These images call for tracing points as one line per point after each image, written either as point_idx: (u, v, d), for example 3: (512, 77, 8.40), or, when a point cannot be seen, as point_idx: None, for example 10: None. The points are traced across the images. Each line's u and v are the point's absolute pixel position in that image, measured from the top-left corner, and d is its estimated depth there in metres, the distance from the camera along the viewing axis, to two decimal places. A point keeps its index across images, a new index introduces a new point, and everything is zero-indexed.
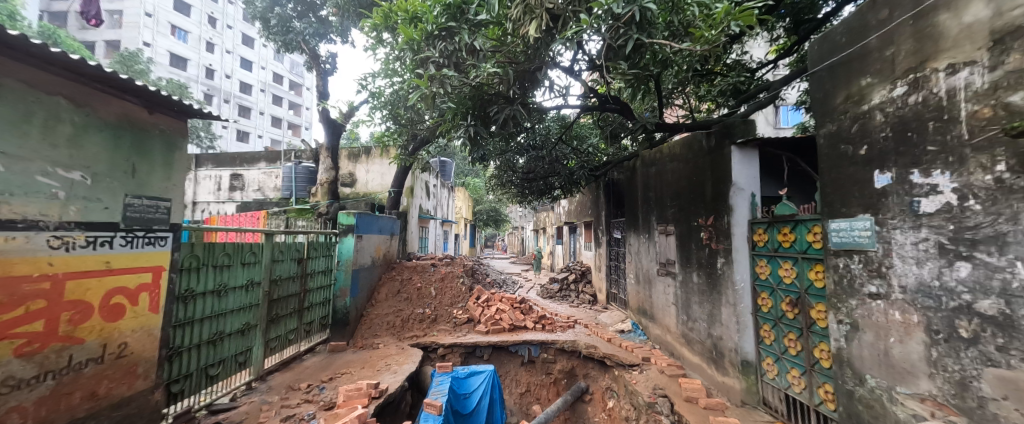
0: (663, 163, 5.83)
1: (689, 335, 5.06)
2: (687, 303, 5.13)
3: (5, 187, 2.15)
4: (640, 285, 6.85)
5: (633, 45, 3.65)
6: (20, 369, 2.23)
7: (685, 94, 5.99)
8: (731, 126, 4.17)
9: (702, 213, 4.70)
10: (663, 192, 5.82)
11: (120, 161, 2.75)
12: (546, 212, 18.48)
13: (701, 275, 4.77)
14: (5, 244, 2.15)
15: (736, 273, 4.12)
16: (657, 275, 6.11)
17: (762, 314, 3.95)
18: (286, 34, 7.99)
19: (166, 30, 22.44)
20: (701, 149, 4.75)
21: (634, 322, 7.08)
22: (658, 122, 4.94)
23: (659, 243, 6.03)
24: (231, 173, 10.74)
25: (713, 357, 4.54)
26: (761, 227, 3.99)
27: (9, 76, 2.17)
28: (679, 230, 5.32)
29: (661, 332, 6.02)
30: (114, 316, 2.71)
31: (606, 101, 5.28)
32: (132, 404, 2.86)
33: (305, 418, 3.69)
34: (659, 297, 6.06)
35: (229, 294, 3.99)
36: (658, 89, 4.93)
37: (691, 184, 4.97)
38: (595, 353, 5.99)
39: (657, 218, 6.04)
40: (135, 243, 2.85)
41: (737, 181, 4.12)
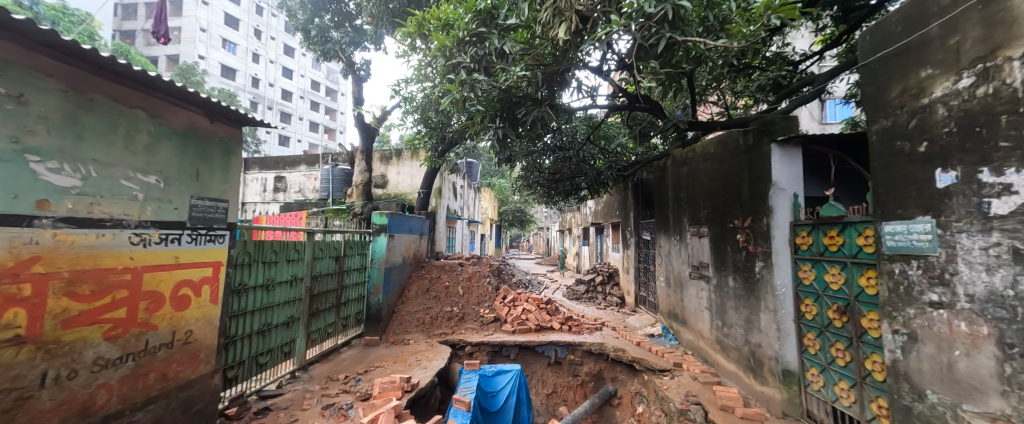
0: (695, 162, 5.66)
1: (725, 341, 4.91)
2: (722, 309, 4.98)
3: (96, 190, 2.43)
4: (671, 289, 6.69)
5: (667, 42, 3.58)
6: (107, 350, 2.52)
7: (720, 89, 5.76)
8: (772, 123, 4.02)
9: (738, 215, 4.55)
10: (695, 193, 5.66)
11: (186, 166, 3.04)
12: (572, 212, 18.42)
13: (737, 279, 4.61)
14: (96, 240, 2.44)
15: (776, 278, 3.95)
16: (689, 278, 5.96)
17: (806, 321, 3.77)
18: (325, 44, 8.44)
19: (218, 43, 24.11)
20: (737, 147, 4.60)
21: (664, 326, 6.92)
22: (690, 120, 4.80)
23: (690, 246, 5.88)
24: (275, 176, 11.46)
25: (751, 366, 4.38)
26: (805, 230, 3.80)
27: (99, 92, 2.46)
28: (713, 231, 5.17)
29: (693, 337, 5.85)
30: (182, 306, 3.00)
31: (635, 100, 5.21)
32: (195, 386, 3.16)
33: (344, 407, 3.91)
34: (691, 302, 5.90)
35: (277, 288, 4.29)
36: (691, 86, 4.78)
37: (726, 184, 4.83)
38: (624, 356, 5.93)
39: (689, 220, 5.90)
40: (199, 240, 3.14)
41: (777, 181, 3.94)
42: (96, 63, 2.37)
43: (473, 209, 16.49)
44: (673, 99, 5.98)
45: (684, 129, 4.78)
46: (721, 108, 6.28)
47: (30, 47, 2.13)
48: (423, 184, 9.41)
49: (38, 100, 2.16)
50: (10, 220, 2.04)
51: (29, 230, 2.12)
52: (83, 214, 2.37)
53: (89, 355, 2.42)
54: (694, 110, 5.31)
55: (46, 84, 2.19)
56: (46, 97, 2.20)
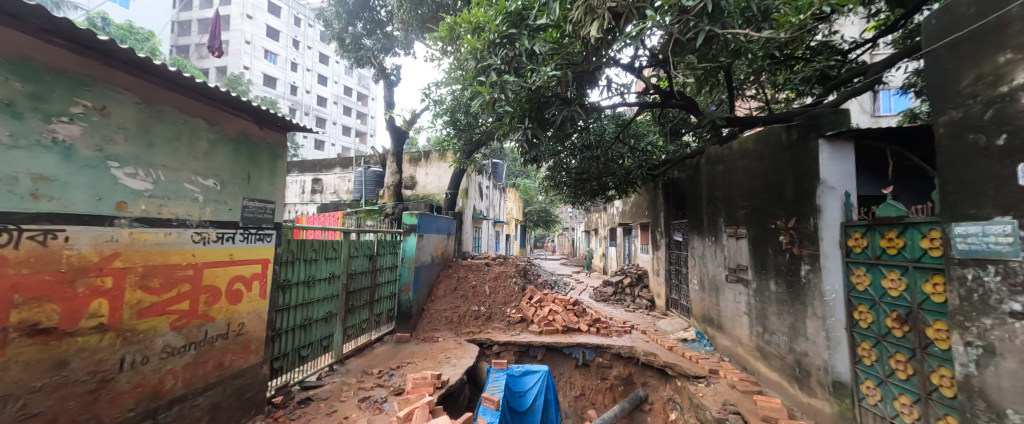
0: (732, 160, 5.44)
1: (767, 349, 4.69)
2: (763, 315, 4.76)
3: (164, 193, 2.64)
4: (705, 293, 6.46)
5: (706, 37, 3.46)
6: (173, 339, 2.74)
7: (759, 83, 5.47)
8: (819, 117, 3.80)
9: (781, 215, 4.34)
10: (732, 192, 5.44)
11: (240, 170, 3.25)
12: (599, 212, 18.15)
13: (780, 283, 4.40)
14: (164, 238, 2.66)
15: (825, 283, 3.73)
16: (726, 282, 5.73)
17: (859, 330, 3.52)
18: (358, 51, 8.76)
19: (261, 54, 25.55)
20: (779, 143, 4.38)
21: (697, 331, 6.70)
22: (729, 116, 4.61)
23: (727, 248, 5.65)
24: (312, 178, 12.01)
25: (796, 375, 4.16)
26: (858, 231, 3.55)
27: (167, 103, 2.66)
28: (752, 232, 4.95)
29: (730, 343, 5.63)
30: (235, 300, 3.23)
31: (669, 97, 5.06)
32: (246, 375, 3.37)
33: (379, 400, 4.06)
34: (727, 306, 5.68)
35: (316, 285, 4.51)
36: (729, 80, 4.60)
37: (766, 183, 4.61)
38: (655, 360, 5.80)
39: (725, 220, 5.68)
40: (250, 239, 3.36)
41: (826, 179, 3.72)
42: (165, 78, 2.57)
43: (499, 209, 16.58)
44: (709, 94, 5.76)
45: (722, 125, 4.60)
46: (760, 102, 5.99)
47: (111, 64, 2.33)
48: (451, 185, 9.57)
49: (118, 112, 2.37)
50: (95, 219, 2.26)
51: (110, 229, 2.33)
52: (154, 215, 2.59)
53: (159, 343, 2.64)
54: (732, 105, 5.08)
55: (123, 97, 2.39)
56: (124, 108, 2.40)
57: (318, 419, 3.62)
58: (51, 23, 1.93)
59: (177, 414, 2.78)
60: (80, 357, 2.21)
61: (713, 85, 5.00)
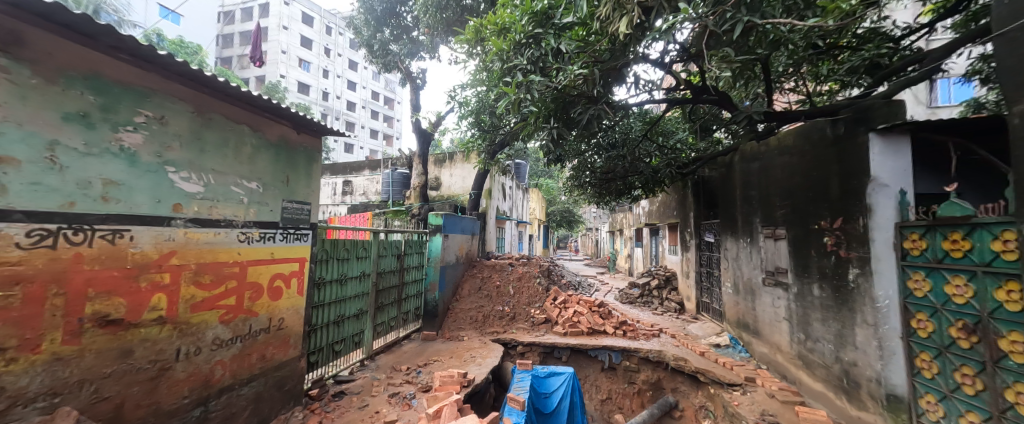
0: (769, 158, 5.21)
1: (810, 357, 4.47)
2: (805, 321, 4.55)
3: (213, 196, 2.83)
4: (740, 296, 6.23)
5: (742, 29, 3.36)
6: (222, 332, 2.93)
7: (800, 75, 5.20)
8: (870, 110, 3.59)
9: (826, 215, 4.13)
10: (769, 191, 5.23)
11: (279, 173, 3.43)
12: (625, 212, 17.82)
13: (825, 288, 4.19)
14: (214, 237, 2.84)
15: (878, 288, 3.50)
16: (762, 286, 5.51)
17: (916, 339, 3.27)
18: (386, 56, 9.02)
19: (296, 62, 26.73)
20: (823, 139, 4.18)
21: (732, 336, 6.46)
22: (767, 111, 4.42)
23: (763, 250, 5.44)
24: (343, 181, 12.46)
25: (845, 387, 3.95)
26: (916, 233, 3.30)
27: (216, 111, 2.85)
28: (792, 233, 4.74)
29: (768, 350, 5.40)
30: (276, 296, 3.41)
31: (701, 92, 4.91)
32: (286, 368, 3.56)
33: (408, 397, 4.17)
34: (765, 311, 5.46)
35: (348, 283, 4.68)
36: (767, 73, 4.41)
37: (808, 181, 4.40)
38: (686, 366, 5.66)
39: (761, 220, 5.46)
40: (289, 238, 3.54)
41: (877, 176, 3.50)
42: (214, 88, 2.74)
43: (522, 210, 16.59)
44: (743, 88, 5.55)
45: (760, 120, 4.43)
46: (801, 95, 5.70)
47: (168, 77, 2.51)
48: (475, 186, 9.68)
49: (174, 120, 2.55)
50: (154, 219, 2.44)
51: (167, 228, 2.52)
52: (205, 216, 2.77)
53: (209, 335, 2.83)
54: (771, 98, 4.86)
55: (177, 106, 2.57)
56: (179, 117, 2.59)
57: (351, 412, 3.77)
58: (119, 41, 2.11)
59: (226, 403, 2.96)
60: (143, 347, 2.40)
61: (749, 78, 4.83)
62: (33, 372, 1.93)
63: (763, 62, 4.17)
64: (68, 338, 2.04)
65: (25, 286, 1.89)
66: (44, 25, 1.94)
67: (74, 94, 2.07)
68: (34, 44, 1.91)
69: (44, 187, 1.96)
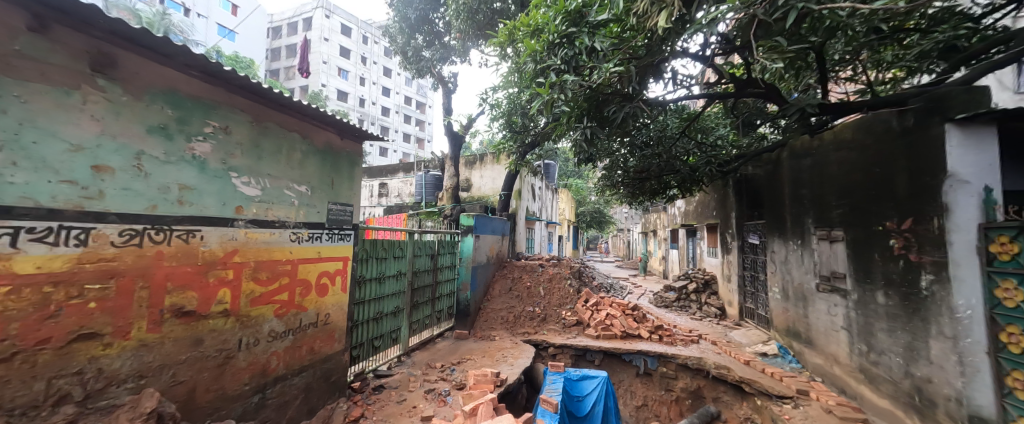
0: (823, 154, 4.91)
1: (874, 371, 4.17)
2: (868, 331, 4.25)
3: (269, 199, 3.05)
4: (790, 302, 5.90)
5: (798, 14, 3.15)
6: (277, 325, 3.16)
7: (859, 63, 4.83)
8: (947, 98, 3.30)
9: (892, 215, 3.84)
10: (823, 189, 4.92)
11: (325, 177, 3.63)
12: (659, 213, 17.32)
13: (892, 296, 3.89)
14: (270, 237, 3.07)
15: (957, 296, 3.19)
16: (816, 292, 5.19)
17: (1007, 355, 2.87)
18: (419, 62, 9.30)
19: (335, 71, 28.06)
20: (889, 132, 3.89)
21: (780, 345, 6.12)
22: (822, 102, 4.15)
23: (816, 254, 5.12)
24: (379, 183, 12.95)
25: (917, 405, 3.65)
26: (1003, 234, 2.95)
27: (271, 120, 3.07)
28: (851, 235, 4.44)
29: (823, 361, 5.08)
30: (322, 292, 3.63)
31: (746, 85, 4.70)
32: (332, 361, 3.77)
33: (443, 394, 4.30)
34: (819, 319, 5.14)
35: (387, 281, 4.88)
36: (822, 63, 4.15)
37: (871, 178, 4.11)
38: (729, 375, 5.45)
39: (815, 221, 5.14)
40: (334, 238, 3.76)
41: (955, 172, 3.21)
42: (270, 99, 2.96)
43: (552, 211, 16.52)
44: (793, 79, 5.27)
45: (814, 113, 4.15)
46: (860, 84, 5.30)
47: (231, 90, 2.74)
48: (505, 187, 9.77)
49: (236, 130, 2.78)
50: (221, 220, 2.68)
51: (231, 229, 2.75)
52: (262, 217, 3.00)
53: (266, 327, 3.05)
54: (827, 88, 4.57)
55: (238, 116, 2.80)
56: (240, 127, 2.81)
57: (390, 406, 3.93)
58: (192, 59, 2.33)
59: (280, 391, 3.19)
60: (211, 336, 2.63)
61: (800, 68, 4.56)
62: (124, 356, 2.16)
63: (817, 51, 3.93)
64: (152, 327, 2.28)
65: (118, 280, 2.12)
66: (133, 48, 2.18)
67: (156, 109, 2.31)
68: (124, 66, 2.15)
69: (133, 192, 2.20)
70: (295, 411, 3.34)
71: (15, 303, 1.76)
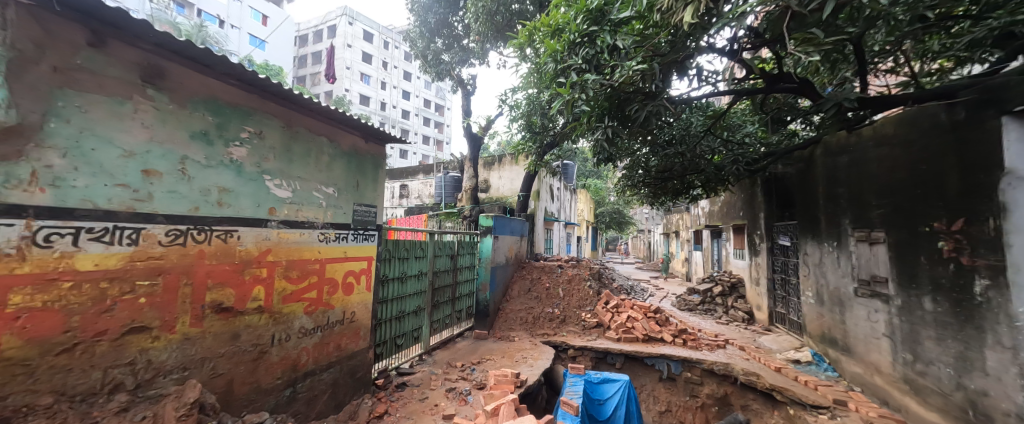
0: (861, 151, 4.69)
1: (920, 381, 3.95)
2: (913, 339, 4.03)
3: (299, 201, 3.17)
4: (825, 307, 5.66)
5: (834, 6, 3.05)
6: (306, 322, 3.28)
7: (902, 53, 4.58)
8: (1002, 89, 3.11)
9: (941, 216, 3.64)
10: (862, 189, 4.70)
11: (351, 179, 3.74)
12: (682, 213, 16.92)
13: (941, 302, 3.69)
14: (300, 237, 3.19)
15: (1016, 302, 2.99)
16: (854, 297, 4.97)
17: None
18: (438, 66, 9.45)
19: (358, 76, 28.78)
20: (938, 126, 3.70)
21: (814, 351, 5.89)
22: (860, 96, 3.99)
23: (854, 256, 4.90)
24: (400, 185, 13.21)
25: (970, 420, 3.44)
26: None
27: (301, 125, 3.19)
28: (893, 237, 4.23)
29: (862, 370, 4.85)
30: (348, 291, 3.74)
31: (777, 80, 4.55)
32: (357, 358, 3.88)
33: (464, 393, 4.35)
34: (858, 325, 4.91)
35: (408, 281, 4.98)
36: (861, 53, 3.98)
37: (917, 176, 3.92)
38: (759, 382, 5.30)
39: (852, 222, 4.92)
40: (359, 238, 3.87)
41: (1013, 168, 2.99)
42: (300, 105, 3.08)
43: (570, 211, 16.42)
44: (829, 73, 5.08)
45: (852, 107, 3.99)
46: (903, 75, 5.04)
47: (265, 97, 2.87)
48: (523, 188, 9.79)
49: (269, 134, 2.91)
50: (255, 221, 2.81)
51: (265, 229, 2.88)
52: (293, 218, 3.12)
53: (297, 324, 3.18)
54: (866, 81, 4.37)
55: (272, 122, 2.93)
56: (273, 132, 2.94)
57: (413, 403, 4.01)
58: (231, 69, 2.46)
59: (309, 385, 3.31)
60: (247, 332, 2.76)
61: (836, 61, 4.40)
62: (170, 348, 2.30)
63: (856, 41, 3.77)
64: (193, 322, 2.42)
65: (165, 276, 2.26)
66: (178, 60, 2.32)
67: (198, 116, 2.44)
68: (170, 77, 2.29)
69: (178, 195, 2.33)
70: (323, 405, 3.46)
71: (76, 297, 1.91)
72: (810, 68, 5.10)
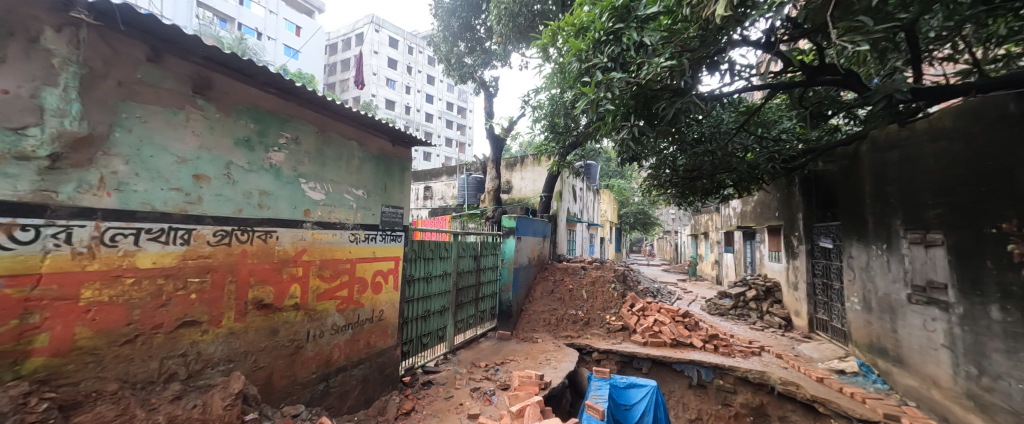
0: (914, 146, 4.43)
1: (986, 398, 3.67)
2: (979, 351, 3.75)
3: (331, 202, 3.30)
4: (873, 315, 5.36)
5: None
6: (338, 319, 3.40)
7: (962, 39, 4.25)
8: None
9: (1011, 216, 3.39)
10: (916, 187, 4.43)
11: (379, 182, 3.86)
12: (712, 214, 16.39)
13: (1012, 311, 3.43)
14: (332, 238, 3.32)
15: None
16: (907, 304, 4.68)
17: None
18: (461, 69, 9.62)
19: (383, 82, 29.55)
20: (1005, 117, 3.46)
21: (861, 362, 5.57)
22: (914, 87, 3.73)
23: (908, 260, 4.62)
24: (424, 186, 13.49)
25: None
26: None
27: (333, 130, 3.32)
28: (953, 240, 3.97)
29: (917, 383, 4.55)
30: (377, 290, 3.86)
31: (818, 73, 4.35)
32: (385, 355, 3.99)
33: (487, 393, 4.39)
34: (912, 335, 4.62)
35: (433, 281, 5.08)
36: (914, 41, 3.76)
37: (981, 173, 3.67)
38: (801, 393, 5.08)
39: (904, 223, 4.64)
40: (387, 239, 3.98)
41: None
42: (332, 111, 3.21)
43: (593, 212, 16.27)
44: (878, 62, 4.81)
45: (905, 99, 3.74)
46: (962, 63, 4.68)
47: (301, 105, 3.01)
48: (545, 188, 9.79)
49: (304, 140, 3.05)
50: (292, 222, 2.95)
51: (300, 230, 3.02)
52: (326, 219, 3.25)
53: (329, 321, 3.30)
54: (919, 70, 4.11)
55: (307, 128, 3.07)
56: (308, 137, 3.08)
57: (438, 402, 4.09)
58: (272, 78, 2.60)
59: (341, 381, 3.43)
60: (285, 328, 2.90)
61: (886, 50, 4.15)
62: (218, 341, 2.45)
63: (908, 28, 3.56)
64: (238, 317, 2.57)
65: (212, 274, 2.41)
66: (225, 71, 2.48)
67: (242, 124, 2.59)
68: (217, 87, 2.44)
69: (224, 197, 2.48)
70: (354, 400, 3.58)
71: (138, 293, 2.07)
72: (856, 58, 4.85)
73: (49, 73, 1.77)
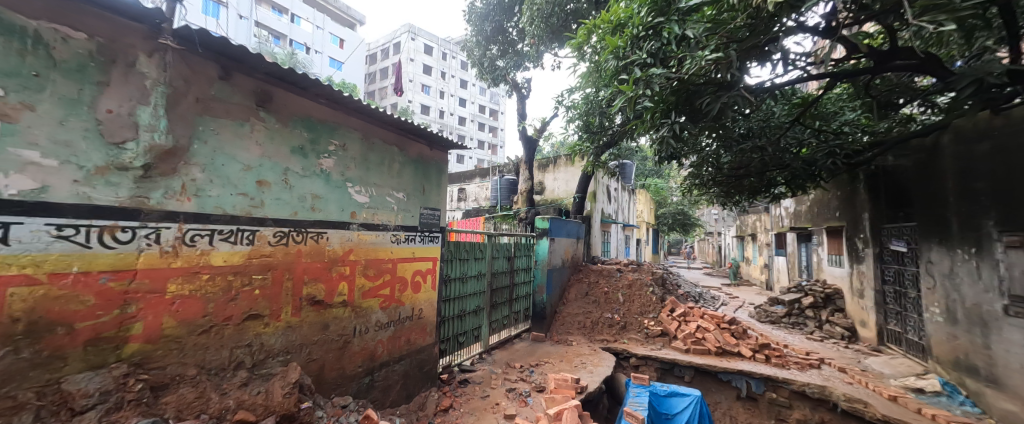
0: (1013, 135, 4.02)
1: None
2: None
3: (375, 205, 3.47)
4: (959, 328, 4.87)
5: None
6: (382, 316, 3.57)
7: None
8: None
9: None
10: (1015, 183, 3.98)
11: (417, 184, 4.01)
12: (760, 214, 15.50)
13: None
14: (376, 239, 3.49)
15: None
16: (1002, 316, 4.21)
17: None
18: (494, 72, 9.78)
19: (419, 87, 30.43)
20: None
21: (944, 380, 5.06)
22: (1009, 69, 3.38)
23: (1003, 267, 4.18)
24: (458, 188, 13.77)
25: None
26: None
27: (375, 136, 3.49)
28: None
29: (1017, 408, 4.06)
30: (416, 288, 4.01)
31: (890, 57, 4.02)
32: (425, 353, 4.14)
33: (523, 394, 4.43)
34: (1009, 352, 4.14)
35: (468, 281, 5.19)
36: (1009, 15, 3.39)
37: None
38: (873, 413, 4.70)
39: (997, 224, 4.21)
40: (426, 240, 4.14)
41: None
42: (375, 118, 3.37)
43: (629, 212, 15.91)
44: (963, 42, 4.40)
45: (998, 83, 3.41)
46: None
47: (347, 113, 3.19)
48: (579, 189, 9.71)
49: (351, 146, 3.23)
50: (340, 224, 3.14)
51: (348, 231, 3.21)
52: (370, 221, 3.43)
53: (373, 318, 3.47)
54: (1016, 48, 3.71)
55: (353, 135, 3.25)
56: (353, 143, 3.26)
57: (474, 400, 4.19)
58: (323, 90, 2.78)
59: (385, 375, 3.60)
60: (334, 323, 3.08)
61: (973, 29, 3.77)
62: (277, 333, 2.66)
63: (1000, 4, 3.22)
64: (294, 312, 2.77)
65: (273, 271, 2.62)
66: (283, 85, 2.68)
67: (297, 133, 2.79)
68: (276, 100, 2.65)
69: (282, 201, 2.69)
70: (396, 395, 3.73)
71: (212, 287, 2.29)
72: (934, 39, 4.45)
73: (143, 93, 2.02)
